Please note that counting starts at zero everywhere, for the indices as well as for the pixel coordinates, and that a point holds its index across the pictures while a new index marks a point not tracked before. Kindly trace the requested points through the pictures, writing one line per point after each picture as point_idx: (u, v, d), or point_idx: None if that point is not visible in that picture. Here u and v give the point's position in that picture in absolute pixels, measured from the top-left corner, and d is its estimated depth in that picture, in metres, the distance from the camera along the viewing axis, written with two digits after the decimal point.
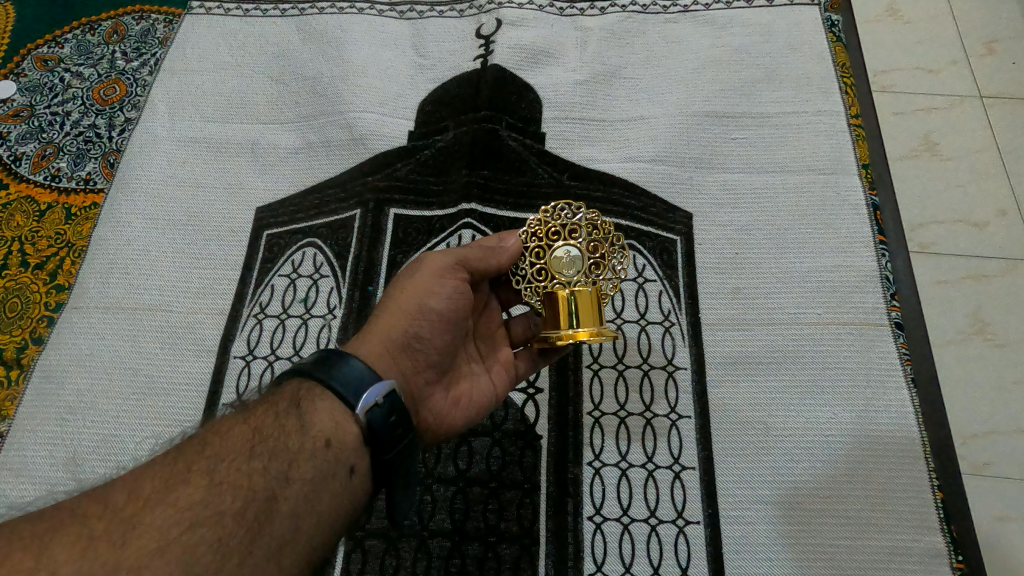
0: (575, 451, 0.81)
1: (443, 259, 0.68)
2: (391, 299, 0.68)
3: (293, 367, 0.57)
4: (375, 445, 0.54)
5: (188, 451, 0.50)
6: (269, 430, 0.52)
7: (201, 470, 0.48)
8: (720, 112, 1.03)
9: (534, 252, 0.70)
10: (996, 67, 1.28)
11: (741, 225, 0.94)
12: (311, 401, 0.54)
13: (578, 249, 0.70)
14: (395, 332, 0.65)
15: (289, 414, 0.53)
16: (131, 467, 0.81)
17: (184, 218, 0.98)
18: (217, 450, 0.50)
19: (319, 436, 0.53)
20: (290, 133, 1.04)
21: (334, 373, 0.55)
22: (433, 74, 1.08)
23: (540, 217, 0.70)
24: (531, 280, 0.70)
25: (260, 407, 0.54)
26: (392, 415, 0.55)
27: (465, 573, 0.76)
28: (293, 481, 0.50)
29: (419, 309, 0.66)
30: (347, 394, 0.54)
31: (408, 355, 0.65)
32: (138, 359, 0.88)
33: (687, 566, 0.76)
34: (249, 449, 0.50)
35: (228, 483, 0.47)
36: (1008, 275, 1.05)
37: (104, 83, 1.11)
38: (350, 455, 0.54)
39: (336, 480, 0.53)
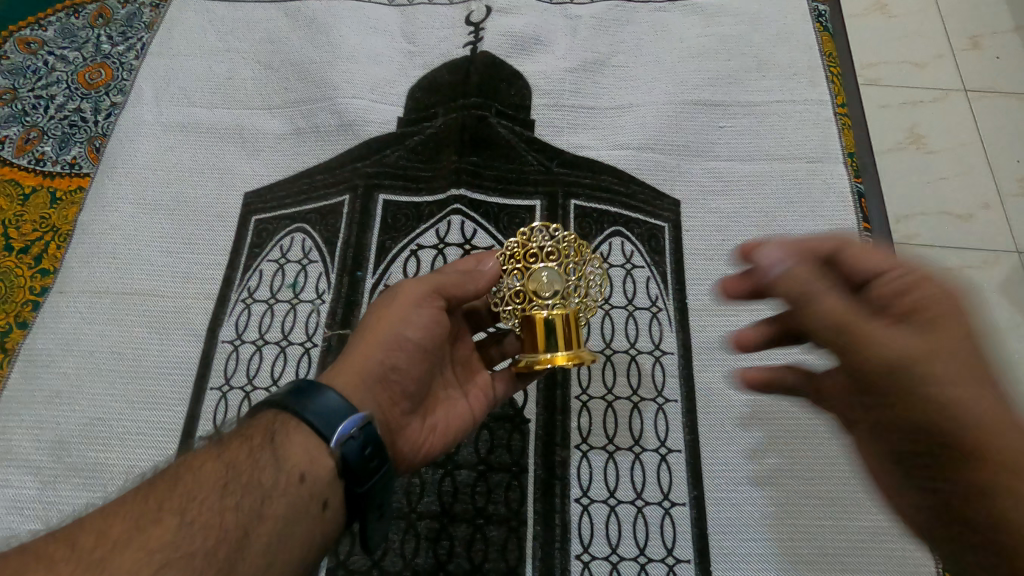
0: (563, 434, 0.82)
1: (419, 289, 0.68)
2: (366, 329, 0.67)
3: (268, 399, 0.57)
4: (350, 477, 0.55)
5: (160, 489, 0.49)
6: (243, 464, 0.52)
7: (173, 508, 0.47)
8: (709, 100, 1.03)
9: (512, 275, 0.69)
10: (981, 61, 1.30)
11: (729, 212, 0.95)
12: (286, 435, 0.55)
13: (556, 271, 0.69)
14: (372, 363, 0.64)
15: (264, 450, 0.53)
16: (119, 450, 0.82)
17: (171, 202, 0.97)
18: (190, 487, 0.49)
19: (293, 470, 0.53)
20: (278, 119, 1.03)
21: (309, 406, 0.55)
22: (423, 61, 1.08)
23: (518, 238, 0.69)
24: (509, 303, 0.69)
25: (234, 441, 0.54)
26: (367, 448, 0.56)
27: (453, 555, 0.76)
28: (267, 518, 0.50)
29: (397, 339, 0.65)
30: (322, 427, 0.55)
31: (384, 387, 0.64)
32: (125, 343, 0.87)
33: (673, 547, 0.77)
34: (223, 485, 0.50)
35: (200, 523, 0.46)
36: (989, 267, 1.07)
37: (90, 67, 1.10)
38: (324, 490, 0.54)
39: (308, 515, 0.53)
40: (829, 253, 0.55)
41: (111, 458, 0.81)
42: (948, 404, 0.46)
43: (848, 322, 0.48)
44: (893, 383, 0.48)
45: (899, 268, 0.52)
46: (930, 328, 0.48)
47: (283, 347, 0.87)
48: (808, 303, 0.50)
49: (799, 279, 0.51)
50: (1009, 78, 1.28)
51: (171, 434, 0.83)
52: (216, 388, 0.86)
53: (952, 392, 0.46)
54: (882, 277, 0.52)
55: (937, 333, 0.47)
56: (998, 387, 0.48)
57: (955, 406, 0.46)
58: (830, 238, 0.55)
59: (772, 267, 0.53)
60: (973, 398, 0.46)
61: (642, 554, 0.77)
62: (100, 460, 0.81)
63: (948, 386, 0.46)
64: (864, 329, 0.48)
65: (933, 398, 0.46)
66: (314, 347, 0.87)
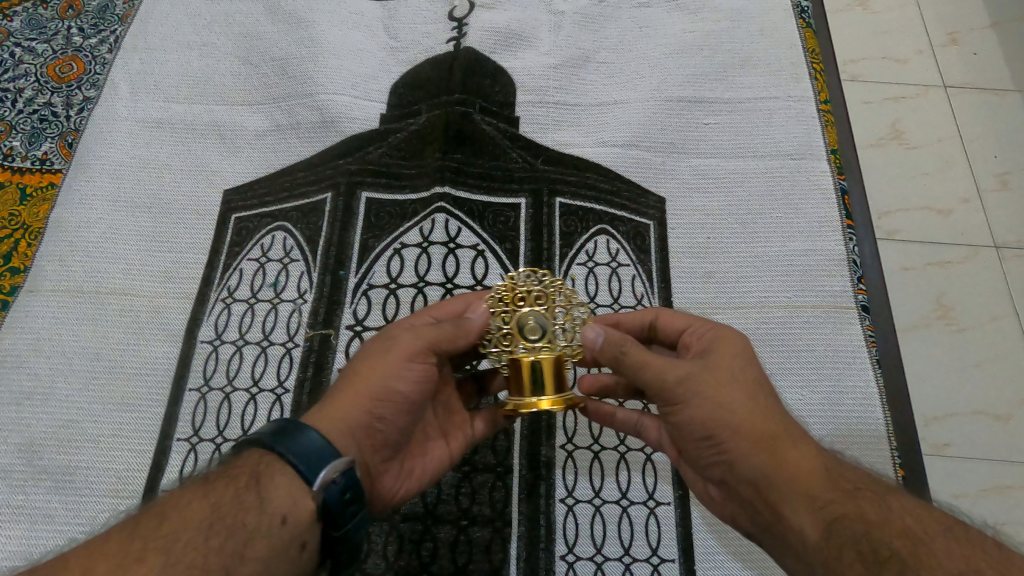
0: (548, 434, 0.82)
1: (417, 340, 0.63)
2: (353, 371, 0.63)
3: (252, 436, 0.56)
4: (328, 520, 0.54)
5: (145, 528, 0.49)
6: (227, 505, 0.51)
7: (156, 549, 0.47)
8: (693, 97, 1.03)
9: (500, 317, 0.66)
10: (961, 58, 1.31)
11: (713, 209, 0.95)
12: (271, 476, 0.53)
13: (545, 315, 0.66)
14: (356, 415, 0.60)
15: (248, 491, 0.52)
16: (94, 453, 0.80)
17: (147, 200, 0.96)
18: (174, 528, 0.49)
19: (276, 513, 0.52)
20: (258, 114, 1.01)
21: (291, 447, 0.54)
22: (406, 56, 1.06)
23: (506, 283, 0.67)
24: (497, 344, 0.66)
25: (220, 480, 0.53)
26: (347, 492, 0.54)
27: (436, 558, 0.76)
28: (248, 561, 0.49)
29: (383, 391, 0.62)
30: (303, 469, 0.54)
31: (367, 439, 0.61)
32: (99, 343, 0.86)
33: (658, 546, 0.77)
34: (207, 526, 0.50)
35: (181, 564, 0.47)
36: (968, 262, 1.08)
37: (60, 60, 1.07)
38: (304, 532, 0.53)
39: (287, 557, 0.52)
40: (650, 323, 0.71)
41: (85, 462, 0.80)
42: (722, 405, 0.58)
43: (646, 358, 0.60)
44: (678, 397, 0.60)
45: (697, 325, 0.67)
46: (713, 357, 0.61)
47: (264, 347, 0.86)
48: (620, 353, 0.61)
49: (617, 341, 0.62)
50: (988, 75, 1.29)
51: (148, 437, 0.82)
52: (195, 390, 0.84)
53: (723, 396, 0.58)
54: (686, 333, 0.67)
55: (718, 359, 0.61)
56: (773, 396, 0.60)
57: (724, 408, 0.58)
58: (651, 311, 0.71)
59: (596, 337, 0.63)
60: (743, 398, 0.58)
61: (626, 554, 0.77)
62: (73, 464, 0.80)
63: (720, 393, 0.58)
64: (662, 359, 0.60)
65: (708, 402, 0.58)
66: (296, 348, 0.86)
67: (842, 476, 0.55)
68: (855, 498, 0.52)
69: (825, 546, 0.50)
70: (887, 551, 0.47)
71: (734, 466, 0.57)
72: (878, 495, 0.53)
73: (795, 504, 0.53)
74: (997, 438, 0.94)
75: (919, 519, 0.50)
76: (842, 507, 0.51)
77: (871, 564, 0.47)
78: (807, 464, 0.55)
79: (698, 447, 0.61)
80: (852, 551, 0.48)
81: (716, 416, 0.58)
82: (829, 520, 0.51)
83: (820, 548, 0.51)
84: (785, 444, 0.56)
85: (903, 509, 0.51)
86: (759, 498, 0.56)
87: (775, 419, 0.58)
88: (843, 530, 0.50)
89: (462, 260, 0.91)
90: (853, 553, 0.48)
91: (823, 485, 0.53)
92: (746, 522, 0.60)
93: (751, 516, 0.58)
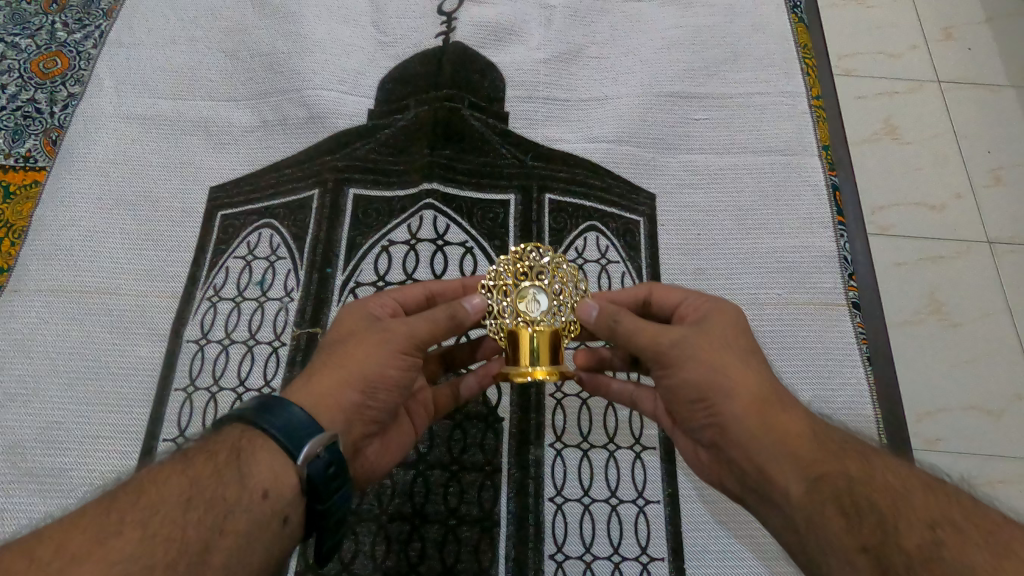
0: (537, 433, 0.81)
1: (408, 337, 0.62)
2: (348, 348, 0.62)
3: (235, 412, 0.55)
4: (312, 494, 0.53)
5: (124, 501, 0.49)
6: (205, 481, 0.51)
7: (134, 522, 0.47)
8: (684, 92, 1.02)
9: (500, 291, 0.69)
10: (955, 52, 1.30)
11: (705, 205, 0.94)
12: (251, 452, 0.53)
13: (545, 291, 0.69)
14: (349, 396, 0.60)
15: (228, 466, 0.52)
16: (78, 455, 0.79)
17: (131, 197, 0.94)
18: (152, 502, 0.49)
19: (257, 487, 0.51)
20: (245, 111, 1.00)
21: (274, 421, 0.54)
22: (394, 50, 1.05)
23: (509, 257, 0.69)
24: (496, 315, 0.68)
25: (200, 456, 0.53)
26: (332, 467, 0.54)
27: (424, 558, 0.75)
28: (228, 534, 0.49)
29: (378, 377, 0.61)
30: (287, 443, 0.53)
31: (358, 418, 0.61)
32: (83, 343, 0.85)
33: (647, 545, 0.77)
34: (185, 501, 0.49)
35: (159, 536, 0.46)
36: (960, 257, 1.08)
37: (44, 55, 1.05)
38: (286, 505, 0.52)
39: (268, 531, 0.51)
40: (644, 297, 0.71)
41: (70, 462, 0.79)
42: (715, 367, 0.58)
43: (640, 326, 0.61)
44: (672, 361, 0.59)
45: (694, 296, 0.67)
46: (708, 324, 0.61)
47: (251, 346, 0.85)
48: (614, 323, 0.62)
49: (610, 313, 0.63)
50: (982, 70, 1.28)
51: (134, 437, 0.81)
52: (181, 389, 0.83)
53: (716, 359, 0.58)
54: (682, 305, 0.67)
55: (713, 325, 0.61)
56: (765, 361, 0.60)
57: (718, 371, 0.57)
58: (645, 286, 0.71)
59: (590, 311, 0.65)
60: (738, 361, 0.58)
61: (615, 553, 0.76)
62: (57, 465, 0.79)
63: (713, 355, 0.58)
64: (655, 326, 0.61)
65: (701, 365, 0.58)
66: (283, 346, 0.85)
67: (829, 439, 0.55)
68: (840, 457, 0.53)
69: (808, 503, 0.51)
70: (868, 504, 0.48)
71: (724, 428, 0.57)
72: (864, 454, 0.54)
73: (782, 464, 0.53)
74: (989, 433, 0.94)
75: (901, 477, 0.51)
76: (827, 467, 0.52)
77: (852, 518, 0.48)
78: (795, 426, 0.55)
79: (689, 411, 0.60)
80: (835, 506, 0.49)
81: (709, 379, 0.58)
82: (814, 478, 0.52)
83: (803, 505, 0.51)
84: (775, 407, 0.57)
85: (886, 467, 0.52)
86: (745, 458, 0.56)
87: (766, 384, 0.58)
88: (826, 487, 0.51)
89: (451, 257, 0.91)
90: (836, 508, 0.49)
91: (809, 446, 0.54)
92: (733, 484, 0.60)
93: (737, 479, 0.59)
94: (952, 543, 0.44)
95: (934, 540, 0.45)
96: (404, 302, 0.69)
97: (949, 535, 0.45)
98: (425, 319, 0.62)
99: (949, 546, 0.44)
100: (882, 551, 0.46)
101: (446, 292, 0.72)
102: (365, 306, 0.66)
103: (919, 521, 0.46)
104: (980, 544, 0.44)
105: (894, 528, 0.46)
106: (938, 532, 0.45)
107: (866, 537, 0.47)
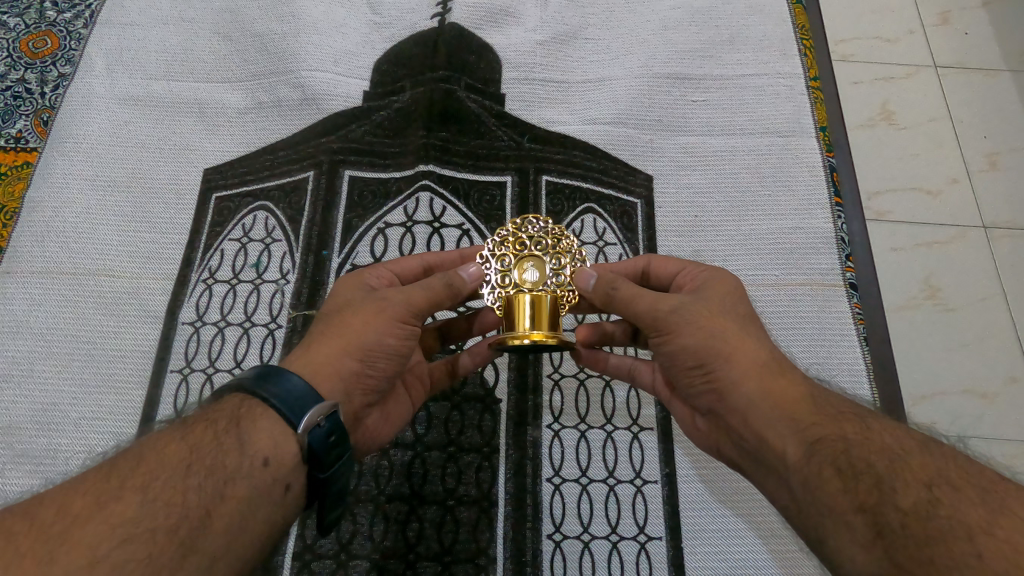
0: (535, 414, 0.81)
1: (402, 305, 0.61)
2: (346, 317, 0.62)
3: (234, 381, 0.56)
4: (313, 462, 0.54)
5: (123, 467, 0.49)
6: (205, 447, 0.51)
7: (135, 486, 0.47)
8: (681, 74, 1.02)
9: (498, 261, 0.69)
10: (952, 37, 1.30)
11: (702, 187, 0.94)
12: (251, 419, 0.53)
13: (544, 261, 0.69)
14: (347, 365, 0.60)
15: (228, 433, 0.52)
16: (73, 436, 0.79)
17: (125, 178, 0.94)
18: (152, 467, 0.49)
19: (257, 455, 0.51)
20: (239, 92, 0.99)
21: (273, 390, 0.54)
22: (389, 32, 1.04)
23: (508, 229, 0.70)
24: (493, 284, 0.68)
25: (200, 424, 0.53)
26: (333, 436, 0.54)
27: (423, 538, 0.75)
28: (229, 500, 0.49)
29: (375, 346, 0.60)
30: (287, 412, 0.53)
31: (358, 386, 0.61)
32: (78, 325, 0.84)
33: (645, 524, 0.77)
34: (186, 466, 0.49)
35: (160, 500, 0.46)
36: (956, 241, 1.08)
37: (33, 35, 1.04)
38: (288, 473, 0.53)
39: (270, 497, 0.52)
40: (641, 270, 0.72)
41: (65, 442, 0.79)
42: (713, 332, 0.59)
43: (637, 292, 0.62)
44: (670, 327, 0.60)
45: (692, 268, 0.68)
46: (706, 294, 0.63)
47: (247, 329, 0.85)
48: (612, 289, 0.63)
49: (608, 281, 0.64)
50: (979, 55, 1.28)
51: (130, 418, 0.80)
52: (177, 370, 0.83)
53: (713, 326, 0.59)
54: (680, 276, 0.68)
55: (711, 295, 0.63)
56: (762, 331, 0.61)
57: (716, 336, 0.59)
58: (643, 257, 0.72)
59: (589, 278, 0.65)
60: (734, 329, 0.60)
61: (613, 533, 0.76)
62: (53, 447, 0.78)
63: (711, 322, 0.60)
64: (654, 293, 0.62)
65: (699, 331, 0.59)
66: (279, 329, 0.85)
67: (828, 402, 0.55)
68: (839, 420, 0.53)
69: (804, 465, 0.52)
70: (864, 464, 0.49)
71: (724, 394, 0.58)
72: (862, 417, 0.54)
73: (779, 427, 0.54)
74: (984, 416, 0.95)
75: (899, 437, 0.51)
76: (823, 429, 0.52)
77: (848, 478, 0.49)
78: (792, 391, 0.56)
79: (688, 378, 0.62)
80: (831, 467, 0.50)
81: (707, 345, 0.59)
82: (811, 441, 0.52)
83: (800, 467, 0.52)
84: (773, 372, 0.58)
85: (886, 429, 0.52)
86: (744, 424, 0.57)
87: (765, 352, 0.59)
88: (824, 449, 0.51)
89: (447, 239, 0.90)
90: (833, 469, 0.50)
91: (807, 411, 0.55)
92: (731, 450, 0.61)
93: (735, 444, 0.60)
94: (947, 500, 0.44)
95: (929, 497, 0.45)
96: (401, 273, 0.69)
97: (945, 493, 0.45)
98: (421, 288, 0.63)
99: (943, 503, 0.44)
100: (878, 509, 0.46)
101: (443, 265, 0.72)
102: (361, 278, 0.66)
103: (915, 479, 0.47)
104: (975, 501, 0.44)
105: (890, 487, 0.47)
106: (933, 490, 0.45)
107: (861, 497, 0.47)
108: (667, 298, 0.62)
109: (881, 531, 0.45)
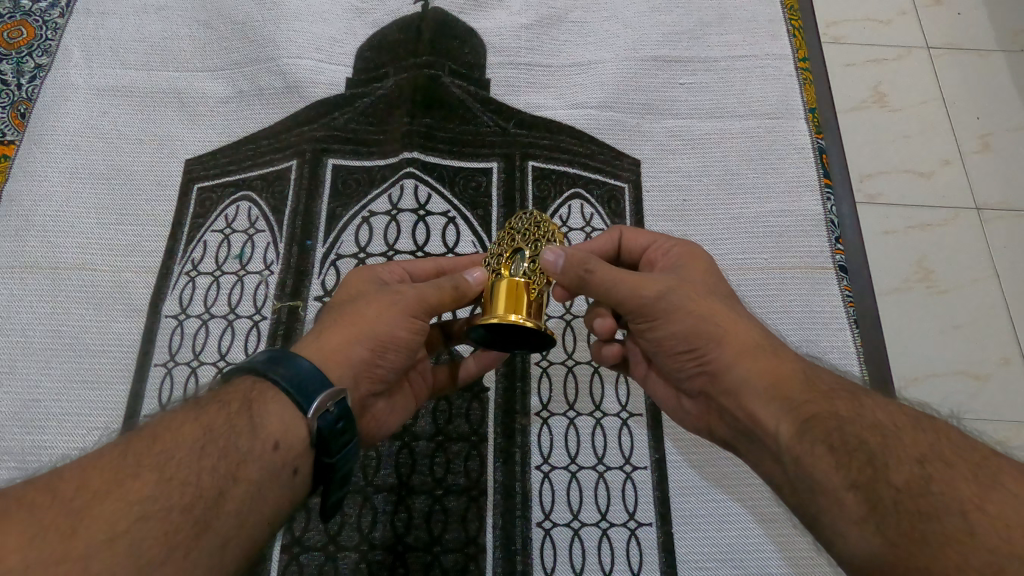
0: (522, 402, 0.80)
1: (411, 297, 0.61)
2: (358, 306, 0.61)
3: (245, 363, 0.55)
4: (321, 447, 0.53)
5: (139, 446, 0.47)
6: (220, 428, 0.50)
7: (152, 464, 0.46)
8: (667, 57, 1.00)
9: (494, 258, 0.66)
10: (945, 16, 1.28)
11: (690, 171, 0.93)
12: (263, 403, 0.52)
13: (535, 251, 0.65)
14: (358, 353, 0.59)
15: (240, 416, 0.51)
16: (55, 433, 0.78)
17: (107, 171, 0.92)
18: (168, 446, 0.48)
19: (268, 438, 0.51)
20: (220, 82, 0.98)
21: (285, 373, 0.53)
22: (372, 18, 1.02)
23: (505, 231, 0.68)
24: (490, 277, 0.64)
25: (213, 405, 0.51)
26: (340, 422, 0.53)
27: (412, 529, 0.74)
28: (241, 481, 0.48)
29: (386, 336, 0.60)
30: (297, 396, 0.53)
31: (365, 375, 0.61)
32: (60, 321, 0.83)
33: (635, 511, 0.76)
34: (200, 447, 0.48)
35: (177, 479, 0.46)
36: (949, 223, 1.07)
37: (9, 25, 1.01)
38: (296, 457, 0.52)
39: (278, 481, 0.51)
40: (615, 243, 0.70)
41: (49, 439, 0.78)
42: (701, 317, 0.59)
43: (613, 275, 0.59)
44: (657, 313, 0.60)
45: (663, 241, 0.68)
46: (684, 273, 0.63)
47: (232, 321, 0.84)
48: (585, 272, 0.59)
49: (579, 260, 0.59)
50: (972, 34, 1.27)
51: (114, 413, 0.79)
52: (161, 364, 0.82)
53: (703, 309, 0.59)
54: (651, 251, 0.68)
55: (688, 276, 0.62)
56: (746, 312, 0.61)
57: (707, 321, 0.58)
58: (615, 231, 0.70)
59: (556, 259, 0.60)
60: (720, 310, 0.59)
61: (603, 520, 0.76)
62: (36, 444, 0.77)
63: (701, 305, 0.59)
64: (639, 276, 0.60)
65: (685, 314, 0.59)
66: (264, 320, 0.84)
67: (818, 379, 0.55)
68: (829, 397, 0.52)
69: (795, 443, 0.51)
70: (857, 441, 0.48)
71: (718, 375, 0.58)
72: (852, 394, 0.53)
73: (770, 406, 0.54)
74: (977, 397, 0.94)
75: (889, 412, 0.50)
76: (813, 407, 0.52)
77: (840, 454, 0.48)
78: (784, 369, 0.56)
79: (677, 360, 0.61)
80: (823, 444, 0.49)
81: (699, 328, 0.58)
82: (802, 419, 0.51)
83: (791, 445, 0.51)
84: (764, 353, 0.57)
85: (876, 404, 0.51)
86: (735, 405, 0.57)
87: (756, 333, 0.59)
88: (814, 427, 0.50)
89: (433, 228, 0.89)
90: (824, 446, 0.49)
91: (801, 388, 0.54)
92: (724, 431, 0.61)
93: (729, 425, 0.60)
94: (940, 476, 0.44)
95: (922, 474, 0.45)
96: (412, 270, 0.69)
97: (937, 469, 0.45)
98: (432, 286, 0.62)
99: (937, 482, 0.44)
100: (871, 487, 0.45)
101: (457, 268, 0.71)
102: (372, 273, 0.66)
103: (907, 455, 0.46)
104: (968, 475, 0.43)
105: (883, 463, 0.46)
106: (926, 466, 0.45)
107: (854, 474, 0.46)
108: (644, 283, 0.59)
109: (875, 507, 0.44)
